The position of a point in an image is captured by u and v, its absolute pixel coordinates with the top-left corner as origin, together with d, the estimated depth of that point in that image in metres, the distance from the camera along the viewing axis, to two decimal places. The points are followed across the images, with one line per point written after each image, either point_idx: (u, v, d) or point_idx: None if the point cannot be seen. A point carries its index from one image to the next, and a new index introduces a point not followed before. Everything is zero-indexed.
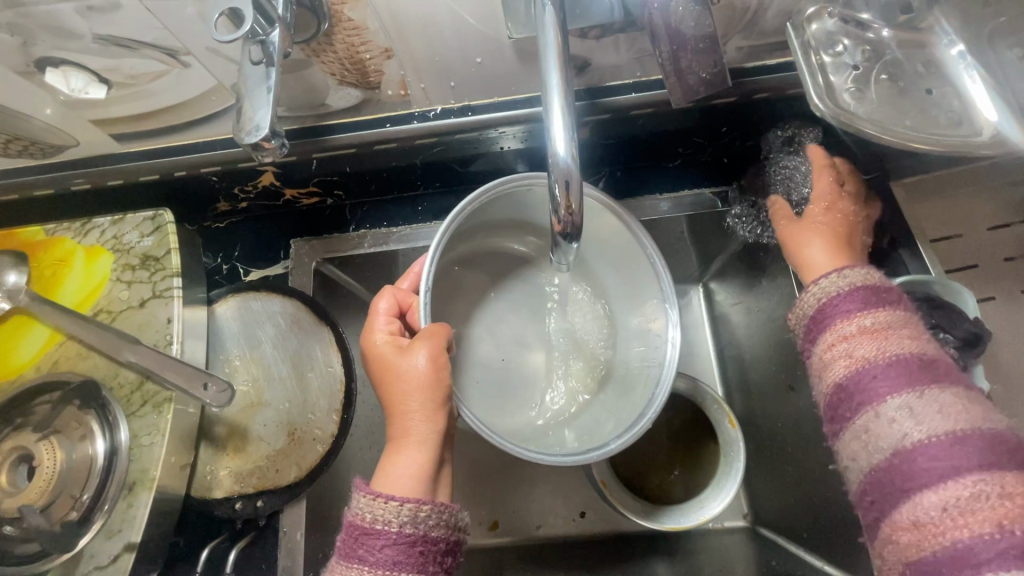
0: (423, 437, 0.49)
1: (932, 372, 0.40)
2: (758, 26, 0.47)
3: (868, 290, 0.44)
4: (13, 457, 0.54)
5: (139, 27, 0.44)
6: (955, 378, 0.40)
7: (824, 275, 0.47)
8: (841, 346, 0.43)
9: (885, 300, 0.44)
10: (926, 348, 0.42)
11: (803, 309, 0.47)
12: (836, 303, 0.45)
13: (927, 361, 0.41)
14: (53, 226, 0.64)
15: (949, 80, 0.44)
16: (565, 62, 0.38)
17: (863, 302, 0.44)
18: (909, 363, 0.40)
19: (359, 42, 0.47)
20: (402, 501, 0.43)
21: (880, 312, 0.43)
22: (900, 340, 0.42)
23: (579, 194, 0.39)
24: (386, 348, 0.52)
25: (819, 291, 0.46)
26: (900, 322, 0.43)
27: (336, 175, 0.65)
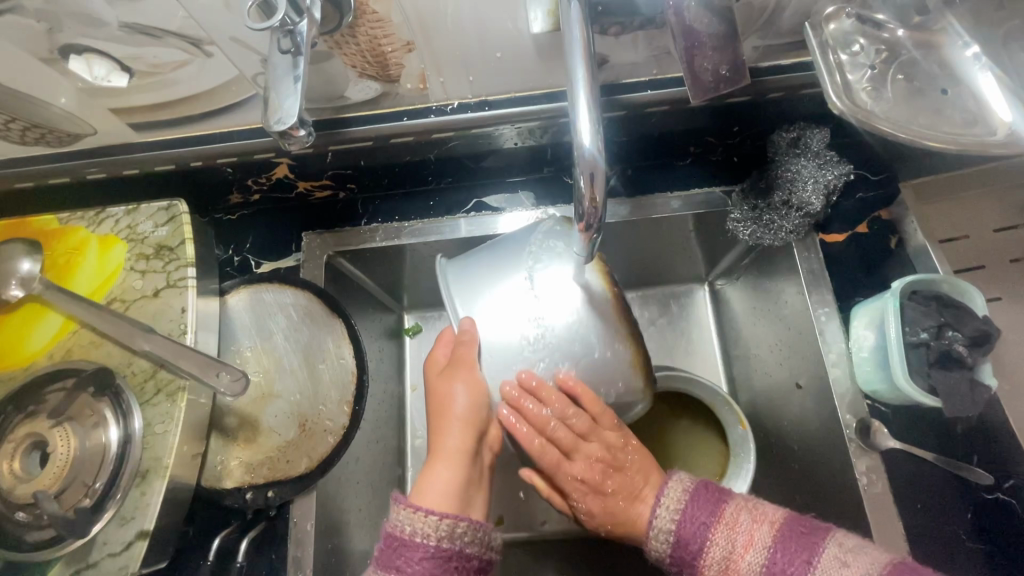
0: (455, 458, 0.53)
1: (790, 547, 0.46)
2: (776, 25, 0.48)
3: (694, 514, 0.50)
4: (26, 444, 0.54)
5: (165, 16, 0.45)
6: (802, 538, 0.46)
7: (654, 518, 0.52)
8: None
9: (710, 509, 0.50)
10: (762, 537, 0.47)
11: (666, 557, 0.51)
12: (685, 535, 0.50)
13: (781, 540, 0.47)
14: (67, 215, 0.64)
15: (963, 81, 0.45)
16: (591, 57, 0.38)
17: (704, 532, 0.49)
18: (774, 555, 0.46)
19: (382, 34, 0.47)
20: (440, 516, 0.49)
21: (719, 529, 0.49)
22: (747, 554, 0.47)
23: (603, 187, 0.39)
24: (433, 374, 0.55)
25: (664, 535, 0.51)
26: (726, 534, 0.48)
27: (350, 168, 0.66)
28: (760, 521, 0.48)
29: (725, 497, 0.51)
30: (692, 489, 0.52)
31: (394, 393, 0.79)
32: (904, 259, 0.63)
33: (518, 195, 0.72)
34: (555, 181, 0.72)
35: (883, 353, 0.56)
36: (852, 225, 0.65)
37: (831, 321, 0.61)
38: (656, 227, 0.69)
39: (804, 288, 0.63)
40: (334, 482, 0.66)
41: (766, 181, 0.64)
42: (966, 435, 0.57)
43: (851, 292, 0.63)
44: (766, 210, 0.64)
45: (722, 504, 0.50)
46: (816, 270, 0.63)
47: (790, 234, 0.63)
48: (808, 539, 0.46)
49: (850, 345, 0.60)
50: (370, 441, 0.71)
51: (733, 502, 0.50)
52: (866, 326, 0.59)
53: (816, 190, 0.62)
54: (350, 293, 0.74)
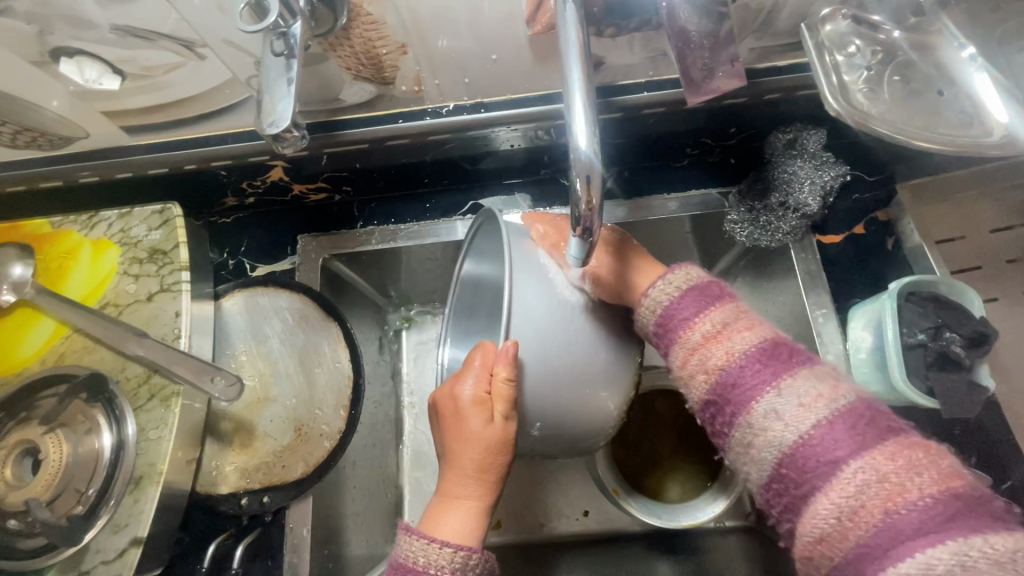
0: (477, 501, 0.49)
1: (775, 357, 0.41)
2: (772, 27, 0.48)
3: (695, 295, 0.45)
4: (18, 451, 0.53)
5: (156, 18, 0.44)
6: (792, 354, 0.41)
7: (650, 290, 0.47)
8: (679, 338, 0.45)
9: (711, 299, 0.45)
10: (738, 336, 0.42)
11: (650, 326, 0.48)
12: (671, 312, 0.45)
13: (764, 348, 0.41)
14: (60, 219, 0.64)
15: (959, 82, 0.45)
16: (587, 59, 0.38)
17: (698, 307, 0.44)
18: (756, 355, 0.41)
19: (376, 37, 0.47)
20: (455, 548, 0.46)
21: (712, 312, 0.44)
22: (736, 333, 0.42)
23: (600, 189, 0.39)
24: (475, 417, 0.48)
25: (654, 303, 0.47)
26: (721, 312, 0.44)
27: (345, 171, 0.65)
28: (760, 321, 0.43)
29: (806, 360, 0.41)
30: (700, 280, 0.46)
31: (391, 397, 0.78)
32: (901, 261, 0.63)
33: (515, 197, 0.72)
34: (552, 183, 0.72)
35: (881, 355, 0.56)
36: (849, 227, 0.65)
37: (829, 323, 0.61)
38: (653, 229, 0.69)
39: (801, 289, 0.63)
40: (331, 486, 0.65)
41: (763, 182, 0.64)
42: (964, 436, 0.57)
43: (848, 293, 0.63)
44: (762, 211, 0.64)
45: (718, 301, 0.44)
46: (813, 271, 0.63)
47: (787, 235, 0.64)
48: (799, 356, 0.41)
49: (848, 346, 0.60)
50: (366, 445, 0.71)
51: (734, 304, 0.44)
52: (864, 327, 0.59)
53: (812, 192, 0.62)
54: (346, 297, 0.74)
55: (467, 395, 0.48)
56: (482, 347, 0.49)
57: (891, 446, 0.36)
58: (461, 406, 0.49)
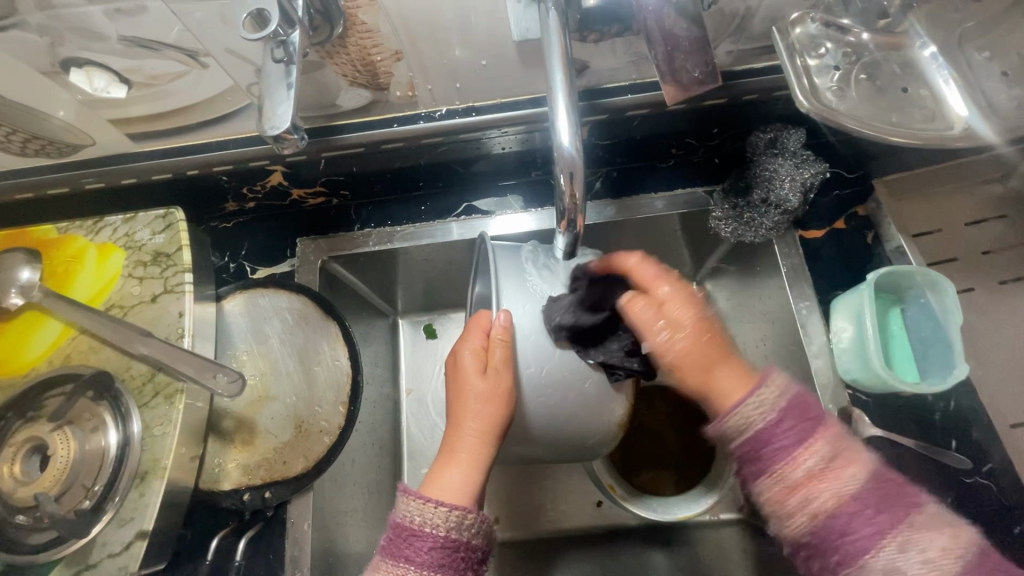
0: (474, 458, 0.51)
1: (889, 504, 0.44)
2: (746, 30, 0.51)
3: (794, 418, 0.47)
4: (27, 448, 0.55)
5: (162, 29, 0.46)
6: (902, 499, 0.45)
7: (743, 405, 0.47)
8: (776, 453, 0.46)
9: (810, 424, 0.47)
10: (820, 448, 0.46)
11: (733, 445, 0.49)
12: (773, 431, 0.46)
13: (882, 486, 0.45)
14: (66, 225, 0.66)
15: (924, 79, 0.47)
16: (569, 61, 0.40)
17: (798, 439, 0.46)
18: (869, 505, 0.44)
19: (371, 44, 0.50)
20: (450, 507, 0.47)
21: (816, 444, 0.46)
22: (845, 472, 0.45)
23: (583, 184, 0.41)
24: (475, 373, 0.51)
25: (749, 419, 0.48)
26: (828, 445, 0.46)
27: (343, 174, 0.67)
28: (836, 445, 0.46)
29: (821, 414, 0.49)
30: (789, 399, 0.47)
31: (389, 396, 0.80)
32: (881, 253, 0.65)
33: (507, 198, 0.74)
34: (543, 184, 0.74)
35: (861, 345, 0.58)
36: (830, 221, 0.67)
37: (812, 314, 0.63)
38: (641, 227, 0.71)
39: (784, 283, 0.65)
40: (331, 482, 0.67)
41: (745, 180, 0.67)
42: (943, 422, 0.59)
43: (830, 285, 0.65)
44: (745, 207, 0.66)
45: (815, 429, 0.46)
46: (796, 265, 0.65)
47: (770, 231, 0.66)
48: (908, 501, 0.45)
49: (830, 337, 0.62)
50: (365, 442, 0.73)
51: (843, 429, 0.46)
52: (845, 319, 0.61)
53: (793, 188, 0.64)
54: (344, 298, 0.76)
55: (467, 356, 0.52)
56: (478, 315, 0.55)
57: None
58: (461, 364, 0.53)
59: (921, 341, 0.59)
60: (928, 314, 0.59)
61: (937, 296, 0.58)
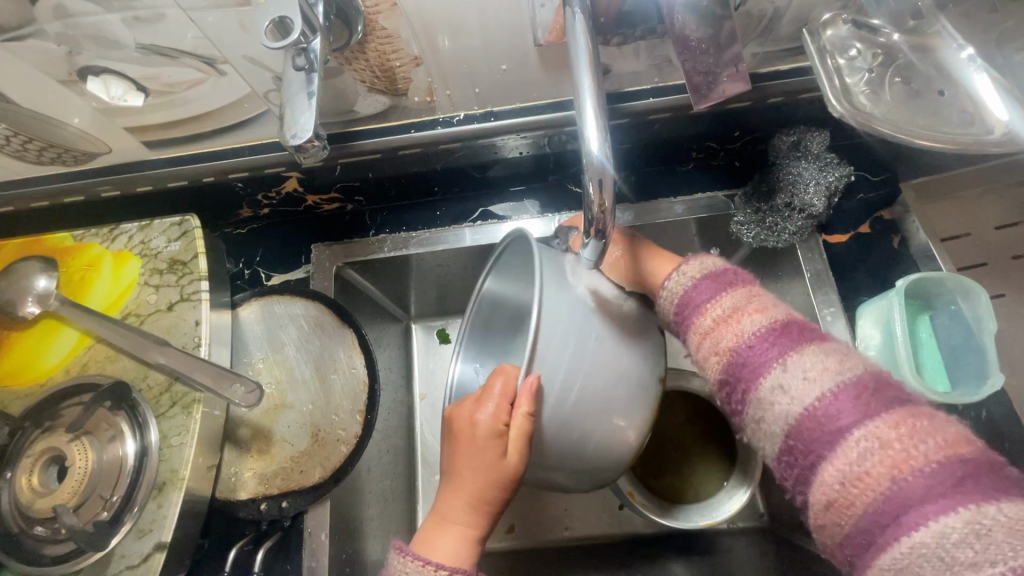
0: (469, 525, 0.50)
1: (785, 337, 0.40)
2: (774, 32, 0.50)
3: (716, 279, 0.45)
4: (44, 458, 0.55)
5: (181, 37, 0.46)
6: (805, 334, 0.41)
7: (666, 283, 0.47)
8: (694, 312, 0.45)
9: (722, 284, 0.45)
10: (759, 321, 0.42)
11: (669, 315, 0.48)
12: (692, 294, 0.46)
13: (785, 326, 0.41)
14: (81, 232, 0.66)
15: (960, 82, 0.46)
16: (596, 65, 0.39)
17: (713, 291, 0.44)
18: (767, 335, 0.41)
19: (391, 50, 0.49)
20: (438, 567, 0.47)
21: (724, 297, 0.44)
22: (746, 317, 0.42)
23: (612, 192, 0.40)
24: (491, 442, 0.48)
25: (673, 294, 0.47)
26: (739, 296, 0.43)
27: (358, 180, 0.67)
28: (778, 304, 0.43)
29: (745, 278, 0.45)
30: (722, 267, 0.46)
31: (403, 402, 0.79)
32: (908, 258, 0.64)
33: (524, 203, 0.73)
34: (560, 188, 0.73)
35: (891, 352, 0.57)
36: (854, 226, 0.66)
37: (838, 320, 0.62)
38: (660, 232, 0.70)
39: (808, 289, 0.64)
40: (348, 491, 0.66)
41: (768, 184, 0.65)
42: (975, 432, 0.57)
43: (855, 291, 0.64)
44: (768, 212, 0.65)
45: (738, 283, 0.44)
46: (819, 271, 0.64)
47: (793, 236, 0.65)
48: (810, 336, 0.40)
49: (857, 344, 0.61)
50: (380, 450, 0.72)
51: (752, 286, 0.44)
52: (872, 325, 0.60)
53: (818, 193, 0.63)
54: (360, 304, 0.75)
55: (486, 419, 0.48)
56: (503, 374, 0.49)
57: (895, 415, 0.35)
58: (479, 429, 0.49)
59: (952, 349, 0.58)
60: (959, 322, 0.58)
61: (969, 304, 0.57)
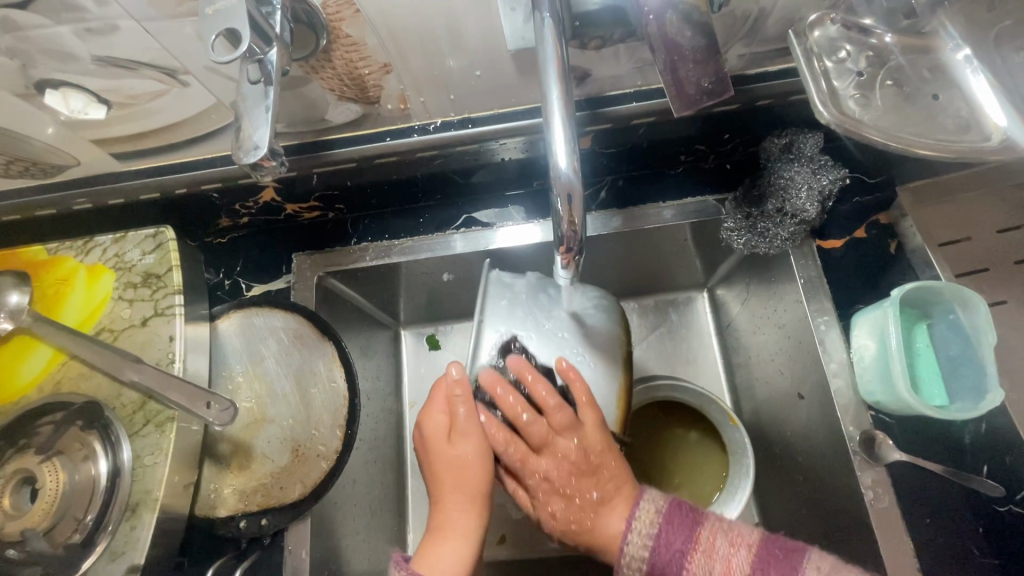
0: (466, 528, 0.51)
1: (772, 568, 0.45)
2: (760, 33, 0.47)
3: (671, 521, 0.50)
4: (16, 480, 0.54)
5: (138, 48, 0.44)
6: (787, 560, 0.46)
7: (626, 542, 0.50)
8: (682, 565, 0.47)
9: (685, 534, 0.48)
10: (740, 564, 0.46)
11: (643, 574, 0.49)
12: (659, 547, 0.49)
13: (761, 556, 0.46)
14: (55, 246, 0.64)
15: (956, 85, 0.43)
16: (565, 72, 0.37)
17: (682, 545, 0.48)
18: (761, 571, 0.46)
19: (358, 57, 0.47)
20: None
21: (694, 557, 0.47)
22: (729, 563, 0.46)
23: (582, 208, 0.39)
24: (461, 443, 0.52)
25: (641, 542, 0.49)
26: (704, 564, 0.47)
27: (337, 188, 0.65)
28: (738, 543, 0.47)
29: (700, 513, 0.50)
30: (667, 510, 0.51)
31: (392, 411, 0.78)
32: (904, 264, 0.61)
33: (509, 209, 0.71)
34: (546, 194, 0.71)
35: (885, 363, 0.55)
36: (849, 230, 0.63)
37: (832, 330, 0.59)
38: (648, 237, 0.68)
39: (802, 296, 0.61)
40: (330, 506, 0.65)
41: (759, 188, 0.63)
42: (974, 445, 0.55)
43: (850, 298, 0.61)
44: (760, 217, 0.63)
45: (697, 528, 0.49)
46: (813, 278, 0.61)
47: (786, 242, 0.62)
48: (794, 557, 0.46)
49: (851, 355, 0.59)
50: (367, 462, 0.71)
51: (712, 521, 0.49)
52: (866, 335, 0.58)
53: (810, 197, 0.61)
54: (343, 314, 0.74)
55: (463, 439, 0.52)
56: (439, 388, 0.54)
57: None
58: (429, 425, 0.54)
59: (950, 360, 0.56)
60: (957, 331, 0.56)
61: (967, 313, 0.55)
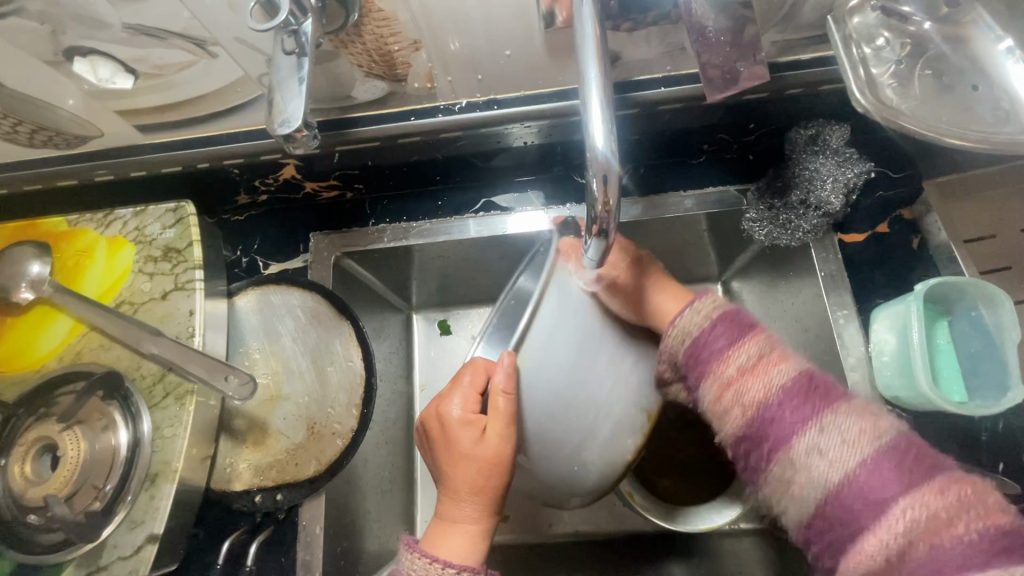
0: (473, 522, 0.49)
1: (813, 396, 0.41)
2: (796, 19, 0.47)
3: (727, 322, 0.45)
4: (37, 447, 0.54)
5: (168, 17, 0.44)
6: (831, 393, 0.41)
7: (676, 317, 0.47)
8: (709, 350, 0.45)
9: (744, 329, 0.45)
10: (778, 377, 0.42)
11: (680, 359, 0.47)
12: (705, 337, 0.45)
13: (805, 383, 0.42)
14: (76, 217, 0.64)
15: (995, 75, 0.43)
16: (604, 51, 0.37)
17: (730, 339, 0.44)
18: (795, 393, 0.41)
19: (388, 33, 0.47)
20: (459, 569, 0.46)
21: (747, 343, 0.44)
22: (772, 367, 0.42)
23: (617, 189, 0.39)
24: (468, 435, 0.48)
25: (682, 333, 0.46)
26: (756, 346, 0.44)
27: (357, 168, 0.65)
28: (793, 357, 0.43)
29: (755, 322, 0.46)
30: (727, 313, 0.46)
31: (403, 393, 0.78)
32: (926, 261, 0.61)
33: (528, 194, 0.71)
34: (565, 180, 0.71)
35: (904, 358, 0.55)
36: (872, 225, 0.63)
37: (851, 323, 0.59)
38: (668, 226, 0.68)
39: (821, 289, 0.61)
40: (344, 484, 0.65)
41: (784, 179, 0.62)
42: (990, 443, 0.55)
43: (871, 293, 0.61)
44: (783, 209, 0.62)
45: (749, 332, 0.45)
46: (834, 273, 0.61)
47: (807, 234, 0.62)
48: (834, 396, 0.41)
49: (870, 349, 0.58)
50: (378, 443, 0.71)
51: (770, 334, 0.45)
52: (886, 330, 0.58)
53: (835, 189, 0.61)
54: (359, 295, 0.74)
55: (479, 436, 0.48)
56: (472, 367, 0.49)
57: (940, 483, 0.36)
58: (453, 428, 0.49)
59: (970, 356, 0.56)
60: (979, 328, 0.56)
61: (991, 311, 0.55)
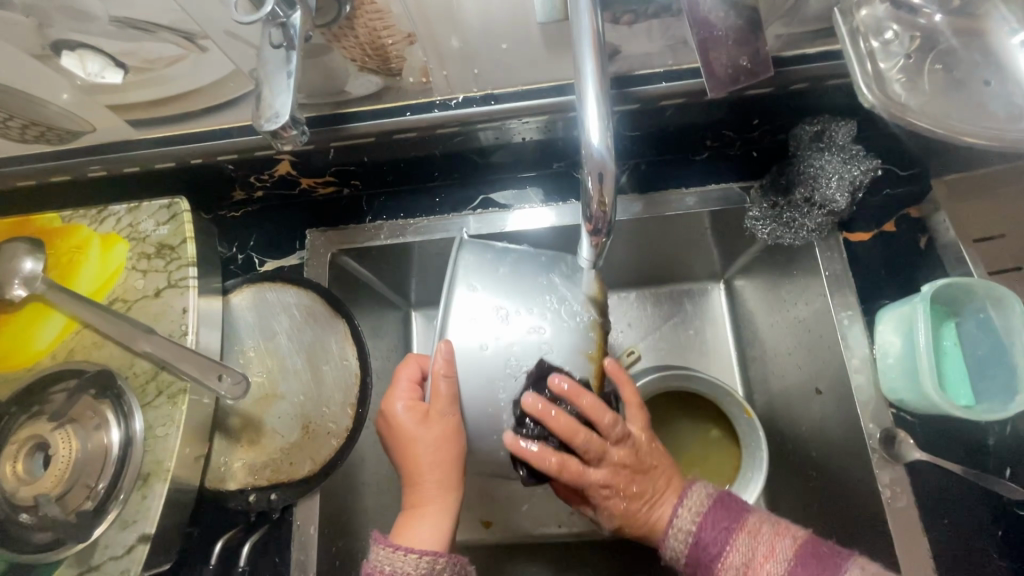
0: (440, 505, 0.50)
1: (813, 569, 0.43)
2: (801, 11, 0.46)
3: (716, 513, 0.48)
4: (29, 446, 0.54)
5: (158, 10, 0.43)
6: (828, 563, 0.43)
7: (671, 528, 0.49)
8: (721, 559, 0.46)
9: (730, 524, 0.47)
10: (784, 549, 0.45)
11: (681, 564, 0.49)
12: (704, 527, 0.48)
13: (806, 551, 0.44)
14: (70, 214, 0.64)
15: (1009, 70, 0.41)
16: (600, 46, 0.36)
17: (726, 529, 0.47)
18: (799, 571, 0.43)
19: (382, 26, 0.46)
20: (421, 553, 0.46)
21: (738, 542, 0.46)
22: (768, 562, 0.44)
23: (612, 187, 0.37)
24: (411, 421, 0.50)
25: (682, 533, 0.49)
26: (746, 543, 0.46)
27: (353, 165, 0.64)
28: (782, 534, 0.46)
29: (744, 509, 0.48)
30: (714, 504, 0.49)
31: None
32: (935, 260, 0.60)
33: (527, 191, 0.69)
34: (565, 176, 0.69)
35: (910, 361, 0.54)
36: (878, 223, 0.62)
37: (855, 325, 0.58)
38: (670, 223, 0.66)
39: (826, 289, 0.60)
40: (340, 484, 0.64)
41: (787, 177, 0.61)
42: (997, 447, 0.54)
43: (876, 293, 0.60)
44: (786, 207, 0.61)
45: (744, 514, 0.48)
46: (839, 273, 0.60)
47: (812, 233, 0.60)
48: (837, 559, 0.43)
49: (875, 351, 0.57)
50: (375, 441, 0.70)
51: (758, 512, 0.48)
52: (892, 331, 0.56)
53: (840, 187, 0.59)
54: (355, 292, 0.73)
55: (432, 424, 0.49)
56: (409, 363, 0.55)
57: None
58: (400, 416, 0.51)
59: (978, 359, 0.55)
60: (988, 331, 0.54)
61: (1001, 313, 0.54)
